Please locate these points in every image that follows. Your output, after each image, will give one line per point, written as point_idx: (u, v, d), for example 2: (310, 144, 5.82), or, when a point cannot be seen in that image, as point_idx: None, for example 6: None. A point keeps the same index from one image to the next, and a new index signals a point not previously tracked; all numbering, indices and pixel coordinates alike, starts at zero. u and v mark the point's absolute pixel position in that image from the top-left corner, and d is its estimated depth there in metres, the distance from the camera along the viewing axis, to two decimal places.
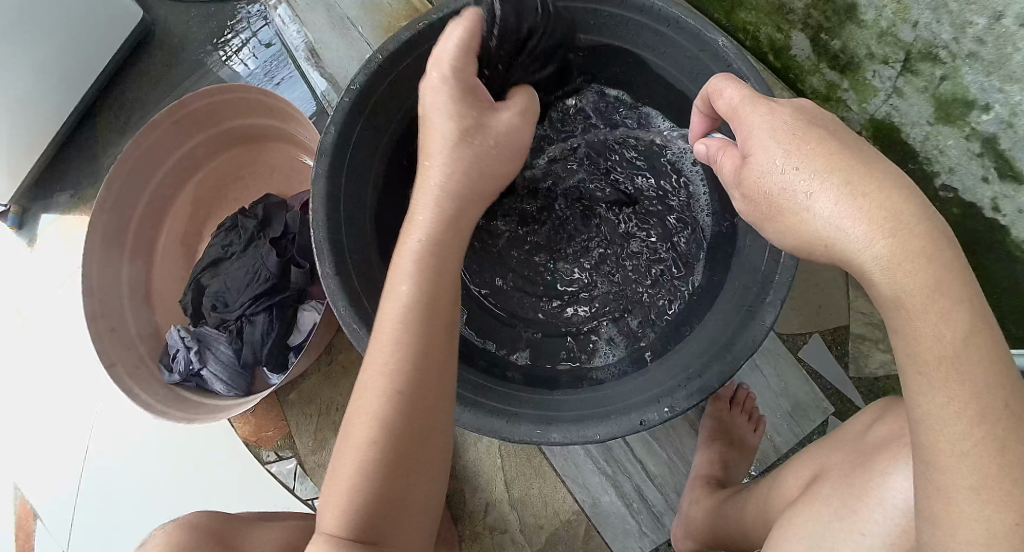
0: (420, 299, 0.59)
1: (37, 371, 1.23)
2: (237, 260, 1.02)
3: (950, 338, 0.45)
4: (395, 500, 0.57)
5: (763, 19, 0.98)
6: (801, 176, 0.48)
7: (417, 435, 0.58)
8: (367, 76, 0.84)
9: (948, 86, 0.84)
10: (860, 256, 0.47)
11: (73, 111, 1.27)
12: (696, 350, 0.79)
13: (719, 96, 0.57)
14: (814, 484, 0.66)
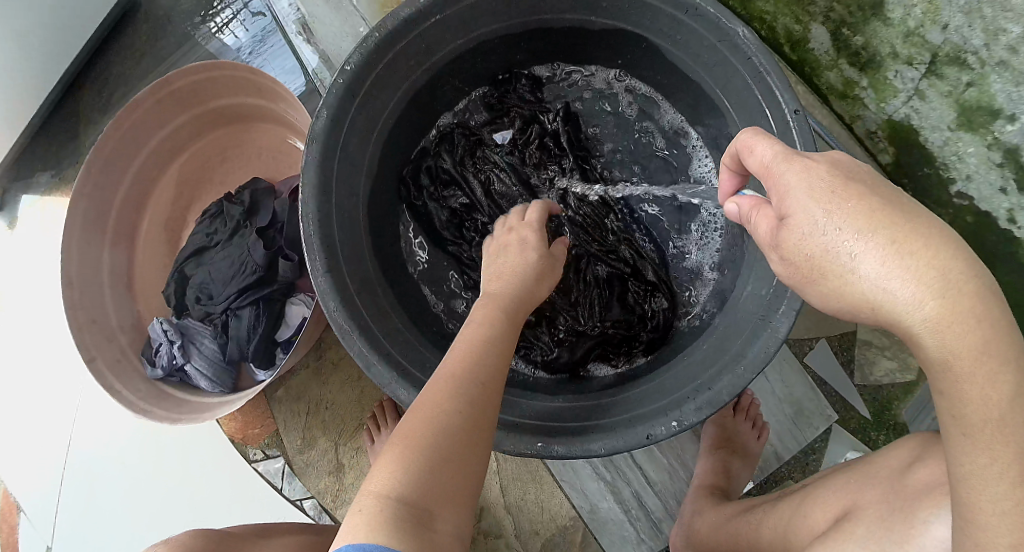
0: (487, 320, 0.67)
1: (16, 359, 1.18)
2: (220, 250, 0.97)
3: (995, 400, 0.44)
4: (447, 464, 0.54)
5: (781, 9, 0.94)
6: (843, 237, 0.46)
7: (473, 411, 0.58)
8: (363, 57, 0.79)
9: (973, 92, 0.81)
10: (909, 318, 0.45)
11: (54, 88, 1.21)
12: (708, 363, 0.76)
13: (750, 151, 0.54)
14: (844, 520, 0.64)
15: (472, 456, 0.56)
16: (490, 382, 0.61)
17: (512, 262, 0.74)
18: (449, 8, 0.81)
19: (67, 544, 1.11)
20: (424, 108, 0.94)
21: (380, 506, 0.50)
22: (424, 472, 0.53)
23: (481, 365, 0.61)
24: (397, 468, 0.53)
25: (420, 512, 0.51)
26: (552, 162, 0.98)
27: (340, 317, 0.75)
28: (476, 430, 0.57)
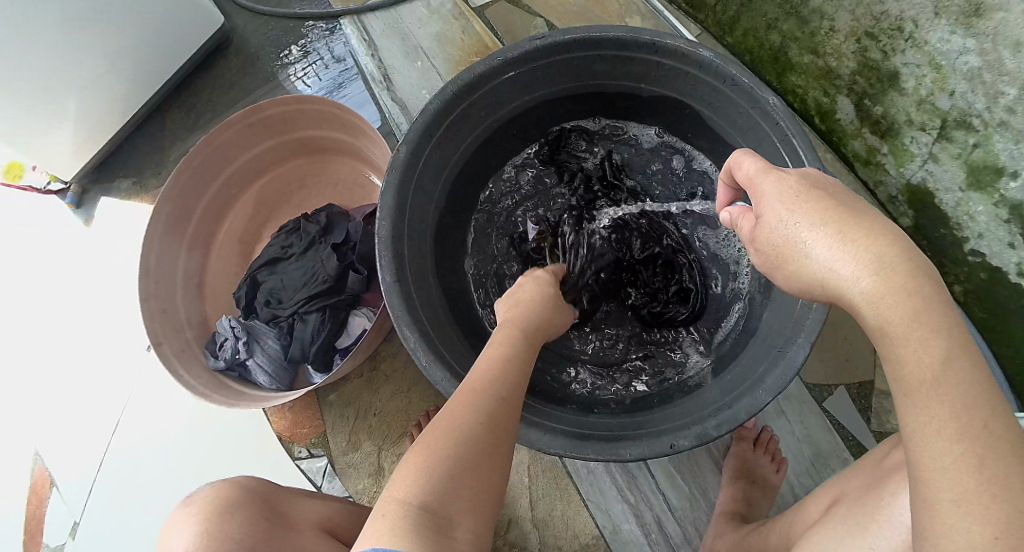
0: (506, 350, 0.74)
1: (71, 344, 1.27)
2: (295, 260, 1.05)
3: (928, 363, 0.47)
4: (466, 481, 0.61)
5: (811, 83, 1.09)
6: (800, 228, 0.56)
7: (497, 432, 0.65)
8: (444, 100, 0.90)
9: (980, 153, 0.91)
10: (852, 292, 0.52)
11: (146, 103, 1.34)
12: (729, 387, 0.85)
13: (739, 167, 0.67)
14: (834, 506, 0.70)
15: (486, 471, 0.63)
16: (512, 406, 0.68)
17: (527, 308, 0.83)
18: (520, 66, 0.93)
19: (97, 522, 1.17)
20: (491, 151, 1.04)
21: (406, 512, 0.57)
22: (447, 482, 0.60)
23: (493, 387, 0.68)
24: (423, 480, 0.60)
25: (439, 518, 0.58)
26: (593, 201, 1.08)
27: (402, 317, 0.84)
28: (497, 450, 0.64)
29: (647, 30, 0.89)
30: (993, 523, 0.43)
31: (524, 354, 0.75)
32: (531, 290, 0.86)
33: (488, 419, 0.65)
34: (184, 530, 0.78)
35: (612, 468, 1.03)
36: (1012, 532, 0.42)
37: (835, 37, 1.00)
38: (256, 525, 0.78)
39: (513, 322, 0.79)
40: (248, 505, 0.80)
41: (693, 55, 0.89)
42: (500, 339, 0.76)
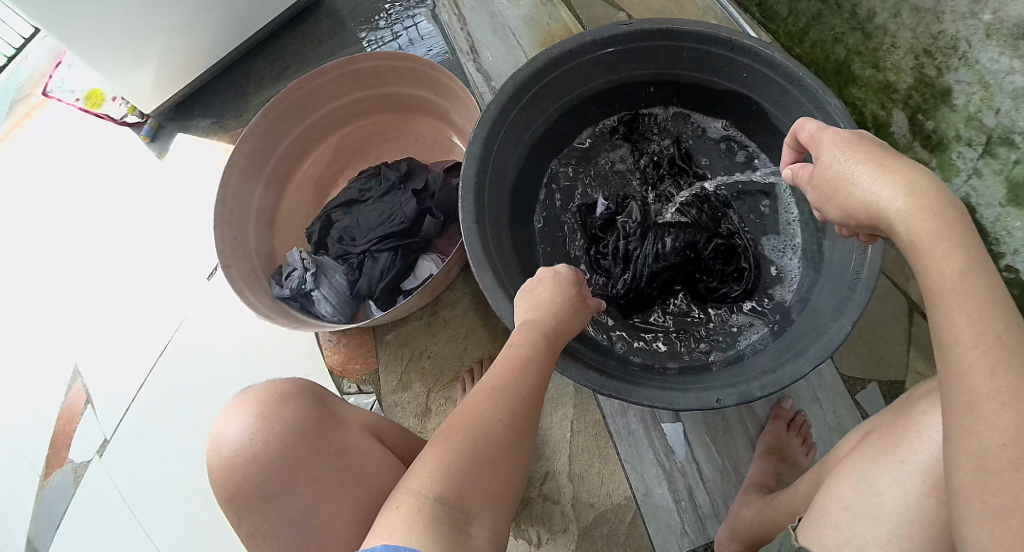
0: (524, 354, 0.77)
1: (121, 268, 1.30)
2: (373, 203, 1.11)
3: (948, 272, 0.55)
4: (480, 480, 0.66)
5: (870, 96, 1.18)
6: (848, 163, 0.65)
7: (512, 436, 0.70)
8: (532, 70, 0.97)
9: (1020, 170, 1.00)
10: (890, 212, 0.60)
11: (233, 50, 1.40)
12: (773, 357, 0.92)
13: (802, 130, 0.75)
14: (868, 433, 0.76)
15: (500, 475, 0.67)
16: (525, 411, 0.72)
17: (548, 303, 0.84)
18: (606, 47, 1.00)
19: (127, 442, 1.20)
20: (570, 123, 1.10)
21: (421, 504, 0.63)
22: (461, 479, 0.65)
23: (509, 395, 0.72)
24: (439, 475, 0.65)
25: (457, 513, 0.63)
26: (656, 181, 1.14)
27: (480, 261, 0.90)
28: (511, 452, 0.69)
29: (726, 27, 0.96)
30: (1000, 429, 0.50)
31: (542, 358, 0.78)
32: (551, 295, 0.85)
33: (504, 427, 0.69)
34: (237, 420, 0.82)
35: (650, 432, 1.07)
36: (1020, 438, 0.49)
37: (896, 54, 1.10)
38: (308, 415, 0.83)
39: (533, 322, 0.82)
40: (300, 396, 0.85)
41: (764, 55, 0.96)
42: (520, 339, 0.79)
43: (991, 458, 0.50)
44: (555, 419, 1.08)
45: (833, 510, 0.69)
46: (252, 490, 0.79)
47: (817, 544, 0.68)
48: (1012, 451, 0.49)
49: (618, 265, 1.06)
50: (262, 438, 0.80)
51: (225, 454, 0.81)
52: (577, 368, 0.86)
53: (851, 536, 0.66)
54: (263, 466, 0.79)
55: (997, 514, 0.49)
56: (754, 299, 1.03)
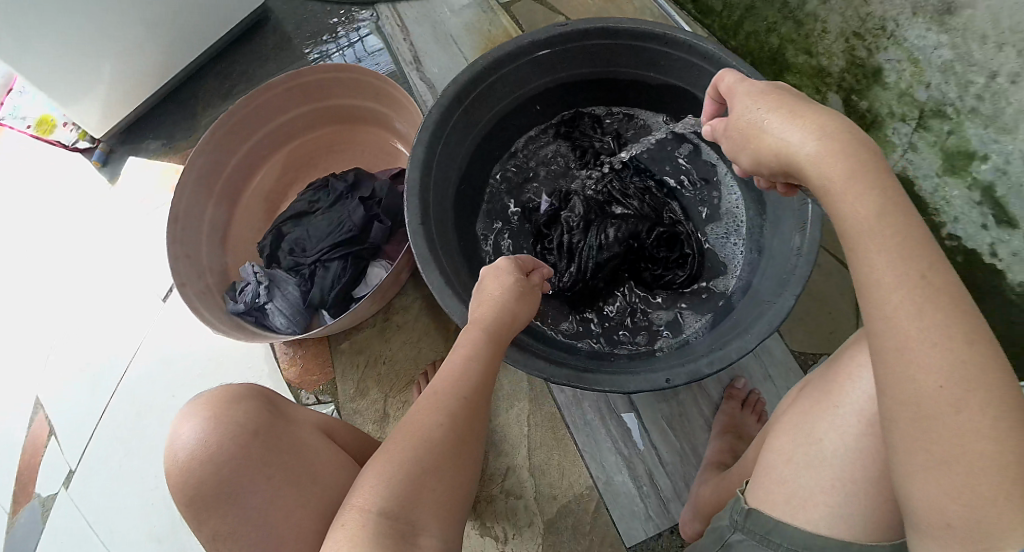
0: (472, 352, 0.74)
1: (74, 298, 1.30)
2: (322, 213, 1.12)
3: (864, 215, 0.53)
4: (425, 492, 0.64)
5: (805, 82, 1.19)
6: (759, 111, 0.61)
7: (457, 442, 0.67)
8: (471, 75, 0.98)
9: (954, 139, 1.03)
10: (800, 155, 0.57)
11: (180, 71, 1.41)
12: (719, 336, 0.93)
13: (721, 81, 0.72)
14: (802, 389, 0.78)
15: (446, 485, 0.66)
16: (472, 413, 0.70)
17: (499, 295, 0.80)
18: (547, 47, 1.01)
19: (89, 472, 1.20)
20: (512, 122, 1.11)
21: (364, 522, 0.62)
22: (405, 493, 0.63)
23: (450, 398, 0.69)
24: (381, 491, 0.63)
25: (402, 527, 0.62)
26: (600, 176, 1.15)
27: (426, 259, 0.90)
28: (457, 458, 0.67)
29: (661, 23, 0.98)
30: (915, 384, 0.50)
31: (492, 354, 0.75)
32: (494, 287, 0.80)
33: (446, 432, 0.67)
34: (189, 424, 0.82)
35: (607, 421, 1.08)
36: (953, 382, 0.48)
37: (827, 39, 1.11)
38: (260, 414, 0.84)
39: (483, 316, 0.78)
40: (252, 396, 0.86)
41: (698, 47, 0.97)
42: (469, 336, 0.75)
43: (928, 404, 0.49)
44: (510, 415, 1.09)
45: (777, 464, 0.70)
46: (210, 491, 0.79)
47: (769, 502, 0.69)
48: (948, 393, 0.48)
49: (564, 259, 1.06)
50: (215, 439, 0.80)
51: (180, 460, 0.80)
52: (524, 358, 0.87)
53: (798, 485, 0.67)
54: (218, 467, 0.79)
55: (944, 462, 0.48)
56: (700, 285, 1.04)
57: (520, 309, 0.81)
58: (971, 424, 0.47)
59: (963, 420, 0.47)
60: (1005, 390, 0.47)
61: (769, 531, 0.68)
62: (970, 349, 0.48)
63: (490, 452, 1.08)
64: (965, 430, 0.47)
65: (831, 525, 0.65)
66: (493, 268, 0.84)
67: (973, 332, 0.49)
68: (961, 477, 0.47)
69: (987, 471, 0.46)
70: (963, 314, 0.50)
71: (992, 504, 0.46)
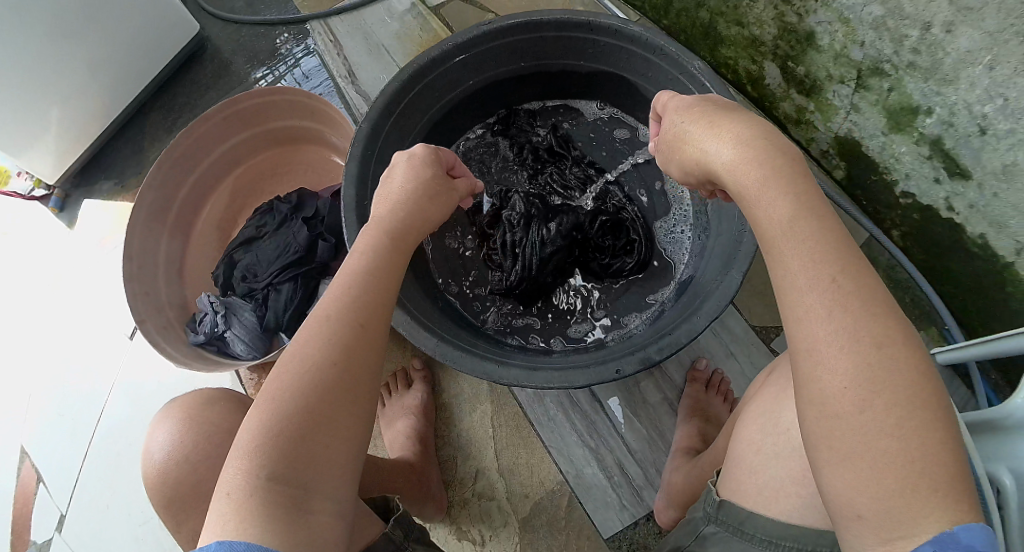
0: (359, 278, 0.66)
1: (50, 343, 1.31)
2: (269, 237, 1.13)
3: (777, 220, 0.55)
4: (319, 444, 0.57)
5: (740, 53, 1.19)
6: (686, 125, 0.65)
7: (349, 381, 0.59)
8: (398, 85, 0.97)
9: (895, 96, 0.99)
10: (717, 163, 0.61)
11: (126, 109, 1.42)
12: (670, 320, 0.92)
13: (660, 101, 0.76)
14: (770, 375, 0.76)
15: (343, 434, 0.58)
16: (365, 346, 0.62)
17: (396, 206, 0.74)
18: (469, 50, 0.99)
19: (79, 513, 1.21)
20: (449, 127, 1.12)
21: (251, 488, 0.54)
22: (293, 449, 0.56)
23: (337, 331, 0.61)
24: (264, 447, 0.55)
25: (296, 491, 0.55)
26: (543, 169, 1.15)
27: None
28: (352, 400, 0.59)
29: (585, 11, 0.96)
30: (842, 373, 0.50)
31: (386, 278, 0.67)
32: (399, 184, 0.77)
33: (336, 367, 0.59)
34: (165, 428, 0.83)
35: (571, 415, 1.08)
36: (858, 383, 0.50)
37: (755, 8, 1.09)
38: (233, 414, 0.85)
39: (371, 240, 0.70)
40: (223, 398, 0.86)
41: (624, 31, 0.96)
42: (354, 261, 0.68)
43: (833, 404, 0.50)
44: (473, 416, 1.11)
45: (747, 455, 0.70)
46: (188, 489, 0.81)
47: (740, 493, 0.69)
48: (853, 393, 0.50)
49: (508, 259, 1.05)
50: (190, 440, 0.81)
51: (158, 461, 0.82)
52: (474, 364, 0.85)
53: (768, 479, 0.67)
54: (193, 467, 0.81)
55: (852, 454, 0.50)
56: (648, 271, 1.07)
57: (422, 219, 0.76)
58: (874, 423, 0.49)
59: (866, 418, 0.49)
60: (912, 388, 0.49)
61: (740, 521, 0.68)
62: (877, 349, 0.50)
63: (459, 456, 1.09)
64: (868, 429, 0.49)
65: (803, 514, 0.64)
66: (392, 177, 0.78)
67: (881, 334, 0.50)
68: (869, 472, 0.49)
69: (887, 466, 0.48)
70: (873, 314, 0.51)
71: (898, 497, 0.48)
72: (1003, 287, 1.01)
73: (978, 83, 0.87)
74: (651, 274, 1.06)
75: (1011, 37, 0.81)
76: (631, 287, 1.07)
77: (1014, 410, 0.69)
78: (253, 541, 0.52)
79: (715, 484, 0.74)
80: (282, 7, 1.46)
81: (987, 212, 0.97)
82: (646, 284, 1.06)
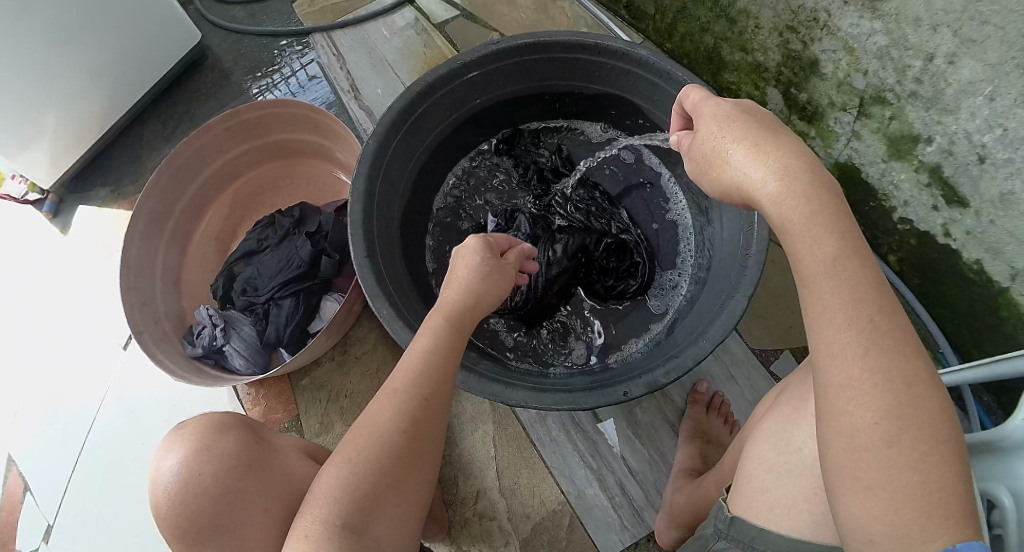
0: (434, 345, 0.72)
1: (39, 350, 1.28)
2: (271, 251, 1.12)
3: (820, 258, 0.55)
4: (386, 501, 0.65)
5: (743, 79, 1.21)
6: (727, 141, 0.62)
7: (418, 443, 0.67)
8: (406, 102, 0.97)
9: (896, 125, 1.01)
10: (760, 193, 0.59)
11: (124, 114, 1.40)
12: (676, 343, 0.93)
13: (687, 98, 0.72)
14: (779, 396, 0.77)
15: (407, 493, 0.66)
16: (434, 413, 0.69)
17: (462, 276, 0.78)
18: (478, 69, 1.00)
19: (66, 525, 1.17)
20: (454, 144, 1.12)
21: (326, 533, 0.62)
22: (364, 504, 0.64)
23: (410, 402, 0.68)
24: (338, 499, 0.63)
25: (363, 542, 0.63)
26: (547, 189, 1.16)
27: (374, 290, 0.88)
28: (419, 462, 0.67)
29: (592, 34, 0.97)
30: (873, 410, 0.51)
31: (456, 342, 0.73)
32: (462, 270, 0.78)
33: (407, 432, 0.67)
34: (178, 457, 0.79)
35: (572, 434, 1.08)
36: (889, 417, 0.51)
37: (761, 34, 1.11)
38: (247, 445, 0.83)
39: (447, 302, 0.76)
40: (237, 426, 0.84)
41: (633, 55, 0.97)
42: (432, 326, 0.74)
43: (862, 437, 0.51)
44: (475, 435, 1.09)
45: (759, 473, 0.70)
46: (208, 521, 0.78)
47: (751, 510, 0.69)
48: (883, 429, 0.51)
49: None
50: (207, 474, 0.78)
51: (168, 491, 0.78)
52: (481, 385, 0.84)
53: (779, 494, 0.67)
54: (207, 500, 0.78)
55: (875, 482, 0.50)
56: (652, 294, 1.08)
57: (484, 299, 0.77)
58: (900, 457, 0.50)
59: (895, 453, 0.50)
60: (935, 425, 0.50)
61: (751, 537, 0.69)
62: (907, 389, 0.51)
63: (460, 474, 1.08)
64: (892, 461, 0.50)
65: (817, 530, 0.64)
66: (463, 249, 0.80)
67: (908, 374, 0.51)
68: (887, 500, 0.50)
69: (906, 495, 0.49)
70: (905, 355, 0.52)
71: (913, 525, 0.49)
72: (998, 311, 1.02)
73: (978, 113, 0.90)
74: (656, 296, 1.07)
75: (1012, 69, 0.84)
76: (635, 309, 1.08)
77: (1012, 431, 0.68)
78: None
79: (724, 500, 0.74)
80: (286, 19, 1.46)
81: (984, 238, 0.98)
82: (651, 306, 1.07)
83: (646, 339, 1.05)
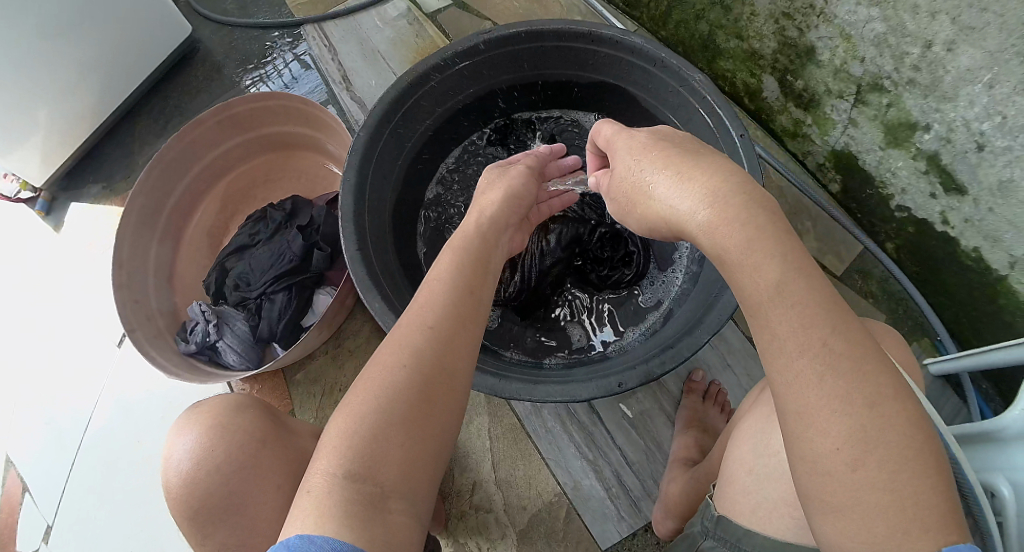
0: (443, 287, 0.66)
1: (36, 348, 1.27)
2: (263, 245, 1.11)
3: (765, 284, 0.53)
4: (403, 445, 0.56)
5: (739, 66, 1.20)
6: (645, 173, 0.65)
7: (435, 383, 0.59)
8: (395, 94, 0.96)
9: (894, 112, 1.00)
10: (693, 224, 0.58)
11: (115, 110, 1.39)
12: (672, 332, 0.92)
13: (600, 135, 0.78)
14: (764, 392, 0.77)
15: (427, 437, 0.57)
16: (451, 352, 0.62)
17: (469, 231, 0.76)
18: (469, 58, 0.98)
19: (65, 524, 1.17)
20: (445, 136, 1.11)
21: (332, 483, 0.53)
22: (375, 447, 0.55)
23: (421, 340, 0.61)
24: (344, 445, 0.55)
25: (373, 492, 0.53)
26: None
27: (366, 284, 0.87)
28: (437, 403, 0.59)
29: (586, 21, 0.95)
30: (834, 435, 0.50)
31: (467, 284, 0.68)
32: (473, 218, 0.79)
33: (420, 370, 0.59)
34: (190, 436, 0.80)
35: (567, 426, 1.08)
36: (850, 443, 0.50)
37: (756, 20, 1.09)
38: (262, 423, 0.82)
39: (455, 253, 0.72)
40: (253, 406, 0.84)
41: (626, 43, 0.96)
42: (441, 273, 0.69)
43: (823, 461, 0.50)
44: (472, 427, 1.09)
45: (739, 475, 0.70)
46: (220, 498, 0.78)
47: (735, 511, 0.69)
48: (845, 454, 0.50)
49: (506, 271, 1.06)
50: (221, 451, 0.78)
51: (181, 471, 0.78)
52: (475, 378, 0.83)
53: (760, 498, 0.67)
54: (224, 478, 0.78)
55: (842, 507, 0.50)
56: (647, 284, 1.06)
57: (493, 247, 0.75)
58: (866, 481, 0.49)
59: (859, 477, 0.49)
60: (905, 444, 0.50)
61: (738, 537, 0.68)
62: (870, 411, 0.50)
63: (456, 467, 1.08)
64: (858, 486, 0.49)
65: (799, 535, 0.64)
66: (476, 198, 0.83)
67: (872, 395, 0.50)
68: (857, 522, 0.49)
69: (878, 515, 0.49)
70: (865, 374, 0.51)
71: (897, 536, 0.48)
72: (996, 299, 1.02)
73: (977, 101, 0.88)
74: (650, 287, 1.06)
75: (1012, 57, 0.82)
76: (630, 299, 1.07)
77: (1010, 423, 0.68)
78: (333, 536, 0.50)
79: (712, 498, 0.74)
80: (277, 10, 1.44)
81: (982, 226, 0.97)
82: (646, 295, 1.06)
83: (643, 329, 1.04)
